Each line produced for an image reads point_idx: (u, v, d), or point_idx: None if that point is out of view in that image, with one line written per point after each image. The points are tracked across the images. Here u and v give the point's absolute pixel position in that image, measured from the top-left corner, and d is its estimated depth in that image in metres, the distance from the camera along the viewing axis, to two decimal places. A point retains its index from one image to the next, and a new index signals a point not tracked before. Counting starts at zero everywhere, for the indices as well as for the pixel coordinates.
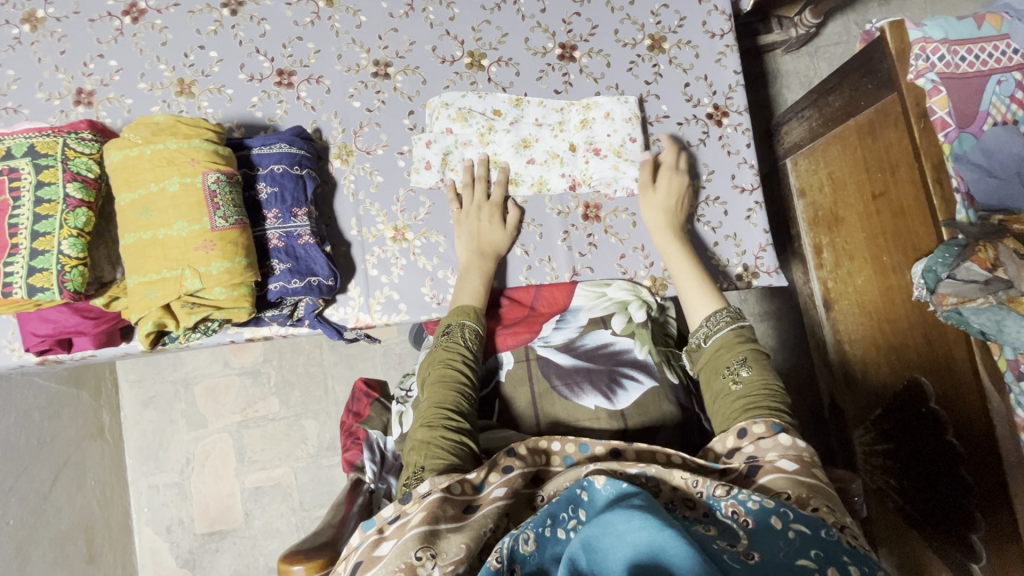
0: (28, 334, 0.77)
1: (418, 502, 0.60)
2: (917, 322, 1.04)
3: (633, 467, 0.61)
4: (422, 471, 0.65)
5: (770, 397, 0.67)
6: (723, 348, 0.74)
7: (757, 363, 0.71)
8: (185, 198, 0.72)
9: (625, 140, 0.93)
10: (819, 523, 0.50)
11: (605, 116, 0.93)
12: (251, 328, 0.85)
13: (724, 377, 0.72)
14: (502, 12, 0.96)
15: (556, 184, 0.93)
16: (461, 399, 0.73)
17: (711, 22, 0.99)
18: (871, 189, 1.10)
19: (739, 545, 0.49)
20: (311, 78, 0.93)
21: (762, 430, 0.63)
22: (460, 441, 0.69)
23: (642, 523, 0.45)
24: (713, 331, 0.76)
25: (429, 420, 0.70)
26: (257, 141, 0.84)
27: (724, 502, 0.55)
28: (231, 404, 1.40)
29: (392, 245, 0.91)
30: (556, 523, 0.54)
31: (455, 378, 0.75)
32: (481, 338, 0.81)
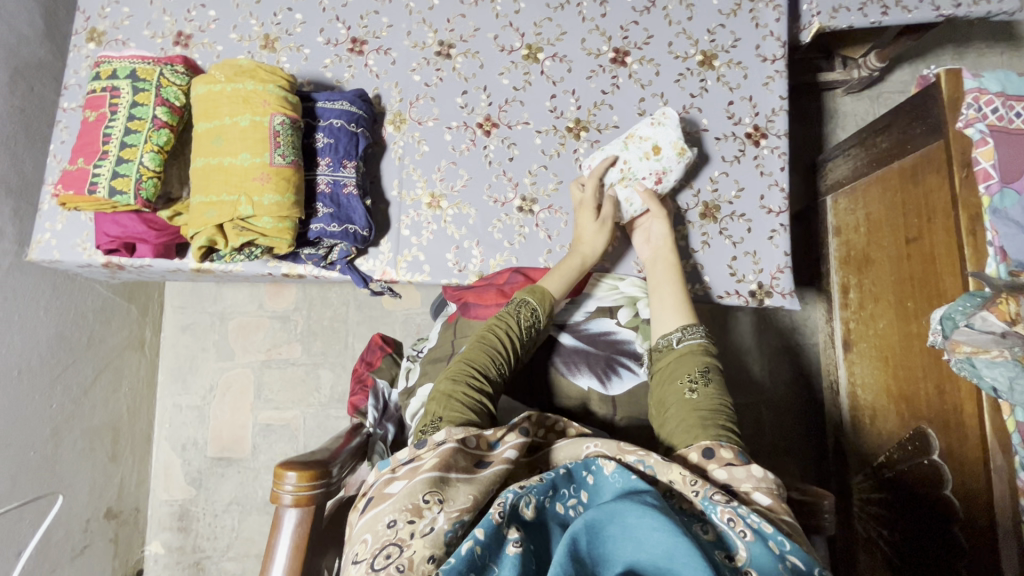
0: (100, 233, 0.87)
1: (430, 448, 0.63)
2: (931, 372, 1.02)
3: (631, 455, 0.62)
4: (440, 421, 0.68)
5: (723, 413, 0.67)
6: (688, 356, 0.73)
7: (715, 376, 0.71)
8: (252, 133, 0.81)
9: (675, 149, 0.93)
10: (813, 560, 0.51)
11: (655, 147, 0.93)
12: (288, 264, 0.94)
13: (682, 384, 0.71)
14: (565, 12, 1.03)
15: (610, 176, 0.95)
16: (494, 370, 0.76)
17: (764, 47, 1.02)
18: (906, 234, 1.10)
19: (735, 562, 0.51)
20: (381, 49, 1.01)
21: (730, 456, 0.61)
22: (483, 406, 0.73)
23: (651, 522, 0.49)
24: (685, 337, 0.75)
25: (455, 374, 0.74)
26: (323, 96, 0.92)
27: (721, 509, 0.54)
28: (258, 343, 1.50)
29: (427, 211, 0.98)
30: (557, 497, 0.57)
31: (492, 343, 0.78)
32: (536, 322, 0.82)
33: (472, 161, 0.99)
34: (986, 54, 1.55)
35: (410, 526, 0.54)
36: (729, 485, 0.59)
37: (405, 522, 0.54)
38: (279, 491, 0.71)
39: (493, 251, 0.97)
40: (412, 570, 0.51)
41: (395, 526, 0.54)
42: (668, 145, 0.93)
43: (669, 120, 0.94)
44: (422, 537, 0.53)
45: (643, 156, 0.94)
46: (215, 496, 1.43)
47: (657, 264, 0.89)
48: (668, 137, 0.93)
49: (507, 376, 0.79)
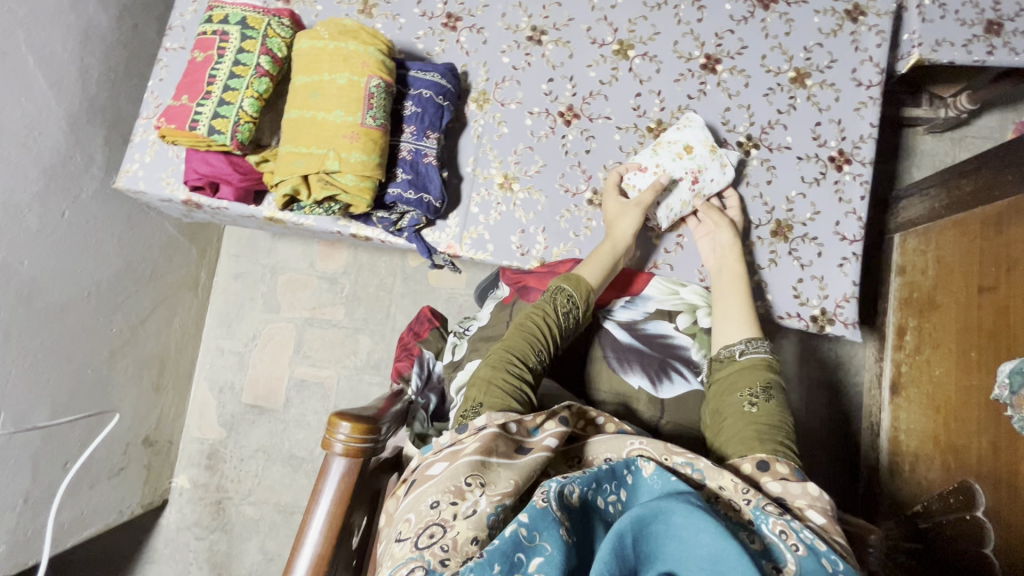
0: (189, 170, 0.90)
1: (471, 433, 0.63)
2: (987, 428, 0.99)
3: (680, 456, 0.61)
4: (482, 408, 0.68)
5: (782, 431, 0.66)
6: (751, 369, 0.72)
7: (777, 394, 0.70)
8: (348, 92, 0.83)
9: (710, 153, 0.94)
10: None
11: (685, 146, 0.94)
12: (357, 225, 0.96)
13: (741, 396, 0.70)
14: (661, 12, 1.02)
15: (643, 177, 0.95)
16: (532, 358, 0.76)
17: (861, 72, 1.00)
18: (979, 282, 1.06)
19: (783, 575, 0.51)
20: (474, 27, 1.03)
21: (786, 472, 0.60)
22: (524, 396, 0.72)
23: (699, 524, 0.49)
24: (749, 350, 0.75)
25: (495, 361, 0.74)
26: (416, 66, 0.94)
27: (773, 520, 0.54)
28: (304, 300, 1.53)
29: (498, 191, 0.99)
30: (599, 491, 0.55)
31: (532, 330, 0.78)
32: (571, 312, 0.81)
33: (548, 148, 1.00)
34: None
35: (452, 507, 0.55)
36: (783, 498, 0.59)
37: (448, 504, 0.55)
38: (332, 439, 0.74)
39: (558, 240, 0.98)
40: (456, 550, 0.52)
41: (438, 507, 0.56)
42: (700, 147, 0.94)
43: (696, 124, 0.96)
44: (464, 518, 0.54)
45: (676, 158, 0.94)
46: (244, 441, 1.48)
47: (723, 275, 0.88)
48: (697, 137, 0.95)
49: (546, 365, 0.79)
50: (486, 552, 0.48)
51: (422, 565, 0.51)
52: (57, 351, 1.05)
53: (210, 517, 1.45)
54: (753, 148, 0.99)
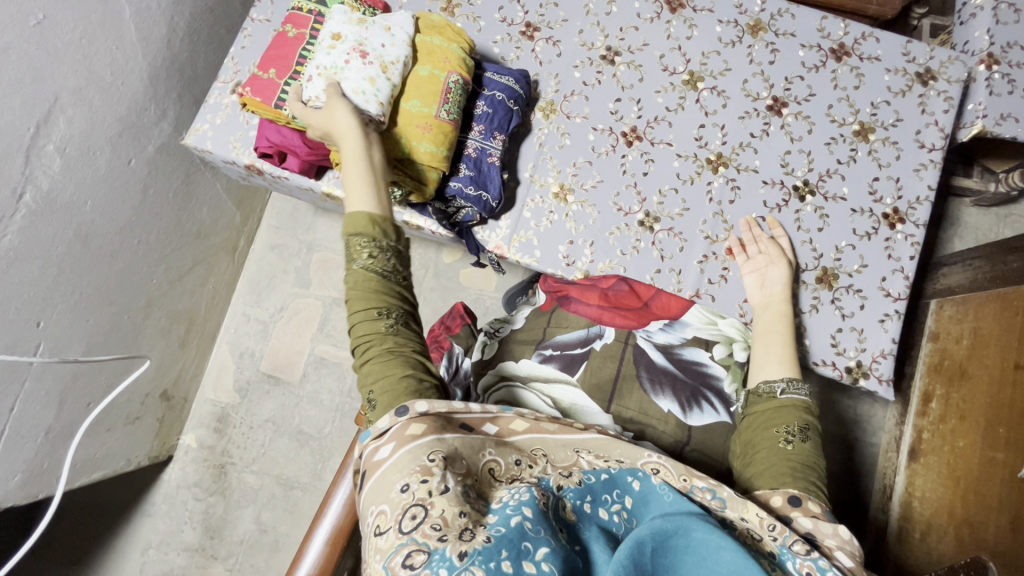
0: (261, 137, 0.93)
1: (412, 416, 0.61)
2: (1008, 505, 0.97)
3: (700, 479, 0.60)
4: (376, 397, 0.65)
5: (816, 474, 0.66)
6: (791, 408, 0.73)
7: (812, 437, 0.71)
8: (427, 84, 0.86)
9: (396, 59, 0.84)
10: None
11: (386, 29, 0.85)
12: (411, 213, 0.98)
13: (777, 432, 0.71)
14: (734, 49, 1.05)
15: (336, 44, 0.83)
16: (388, 316, 0.68)
17: (925, 134, 1.01)
18: (1016, 358, 1.06)
19: None
20: (550, 40, 1.06)
21: (817, 511, 0.60)
22: (412, 359, 0.67)
23: (720, 542, 0.49)
24: (789, 391, 0.75)
25: (360, 348, 0.67)
26: (492, 68, 0.97)
27: (800, 560, 0.53)
28: (335, 280, 1.56)
29: (552, 200, 1.00)
30: (597, 502, 0.57)
31: (369, 296, 0.68)
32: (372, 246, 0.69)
33: (607, 165, 1.01)
34: None
35: (424, 485, 0.53)
36: (812, 535, 0.57)
37: (419, 483, 0.53)
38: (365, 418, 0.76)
39: (604, 256, 1.00)
40: (448, 526, 0.49)
41: (409, 489, 0.53)
42: (348, 27, 0.84)
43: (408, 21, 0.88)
44: (441, 495, 0.52)
45: (330, 51, 0.83)
46: (256, 410, 1.49)
47: (767, 315, 0.89)
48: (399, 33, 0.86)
49: (410, 307, 0.71)
50: (495, 537, 0.46)
51: (421, 549, 0.47)
52: (101, 291, 1.07)
53: (211, 479, 1.46)
54: (808, 193, 1.00)
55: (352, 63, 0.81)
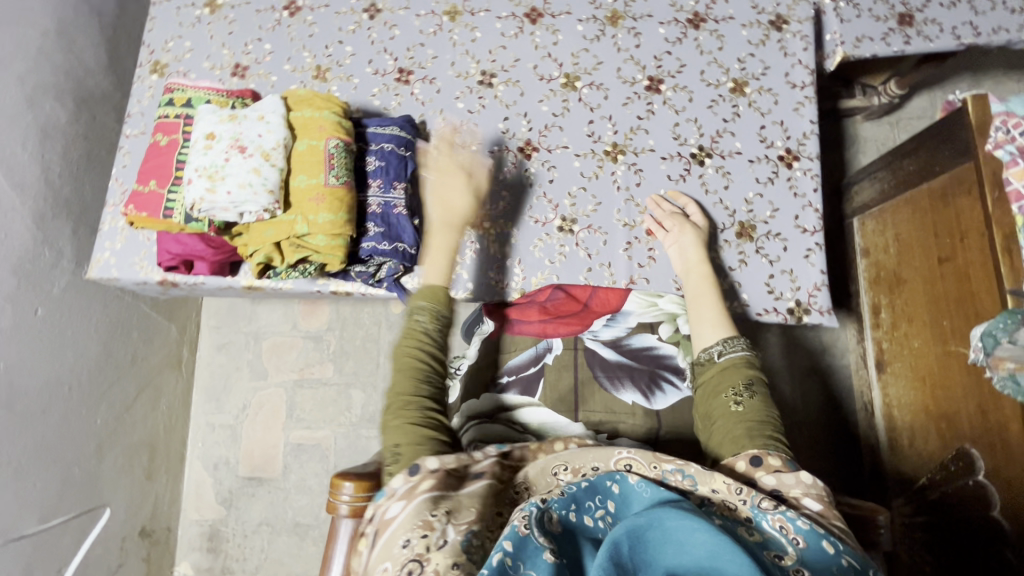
0: (162, 251, 0.91)
1: (424, 473, 0.61)
2: (971, 392, 1.03)
3: (670, 463, 0.60)
4: (397, 453, 0.66)
5: (771, 426, 0.67)
6: (734, 367, 0.73)
7: (760, 387, 0.72)
8: (309, 157, 0.86)
9: (276, 143, 0.83)
10: (867, 563, 0.51)
11: (259, 118, 0.84)
12: (336, 281, 0.96)
13: (725, 396, 0.71)
14: (601, 43, 1.09)
15: (212, 143, 0.81)
16: (426, 382, 0.72)
17: (793, 74, 1.07)
18: (938, 254, 1.12)
19: (786, 562, 0.50)
20: (426, 79, 1.07)
21: (779, 464, 0.61)
22: (436, 422, 0.70)
23: (695, 527, 0.49)
24: (726, 350, 0.75)
25: (394, 406, 0.69)
26: (374, 122, 0.97)
27: (772, 516, 0.54)
28: (291, 362, 1.52)
29: (470, 230, 1.01)
30: (582, 510, 0.56)
31: (415, 363, 0.73)
32: (440, 316, 0.78)
33: (514, 183, 1.03)
34: (1005, 82, 1.58)
35: (424, 540, 0.53)
36: (778, 491, 0.59)
37: (418, 538, 0.53)
38: (336, 501, 0.73)
39: (534, 270, 1.01)
40: None
41: (409, 545, 0.53)
42: (220, 125, 0.82)
43: (278, 101, 0.87)
44: (438, 549, 0.52)
45: (206, 151, 0.81)
46: (246, 517, 1.43)
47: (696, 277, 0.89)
48: (274, 110, 0.86)
49: (444, 380, 0.76)
50: None
51: None
52: (41, 452, 1.02)
53: None
54: (706, 157, 1.03)
55: (233, 160, 0.80)
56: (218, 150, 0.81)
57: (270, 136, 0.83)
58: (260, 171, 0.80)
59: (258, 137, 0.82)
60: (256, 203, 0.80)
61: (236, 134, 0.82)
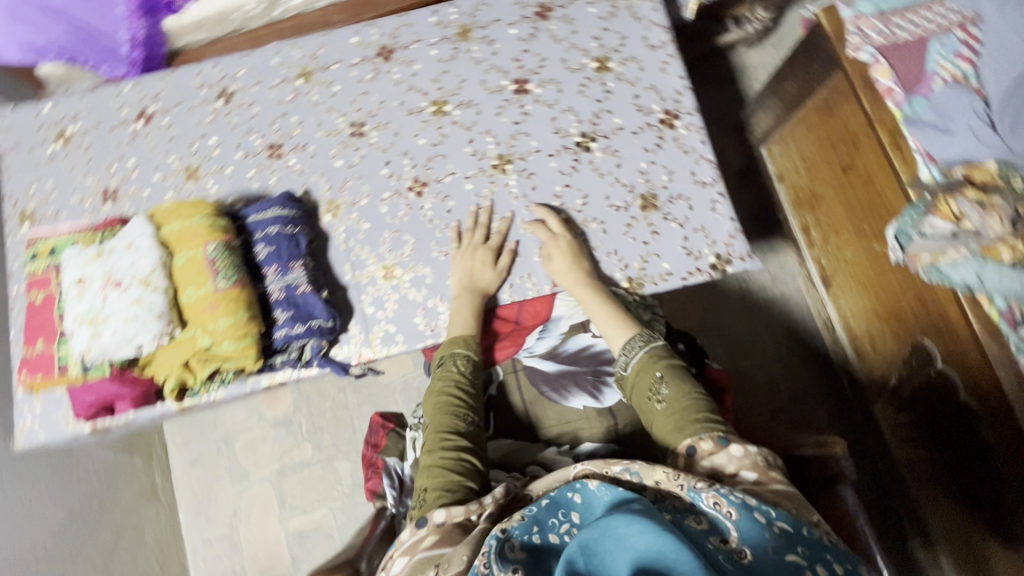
0: (77, 404, 0.87)
1: (430, 527, 0.64)
2: (908, 285, 1.05)
3: (617, 466, 0.66)
4: (425, 496, 0.70)
5: (692, 408, 0.73)
6: (641, 371, 0.80)
7: (672, 375, 0.77)
8: (191, 268, 0.83)
9: (153, 266, 0.81)
10: (803, 522, 0.55)
11: (127, 246, 0.82)
12: (267, 375, 0.92)
13: (649, 399, 0.77)
14: (458, 61, 1.08)
15: (86, 288, 0.79)
16: (459, 422, 0.77)
17: (651, 36, 1.07)
18: (840, 164, 1.14)
19: (730, 543, 0.53)
20: (298, 147, 1.05)
21: (711, 446, 0.67)
22: (464, 466, 0.72)
23: (641, 528, 0.51)
24: (632, 356, 0.82)
25: (428, 446, 0.75)
26: (253, 210, 0.95)
27: (706, 494, 0.57)
28: (268, 454, 1.49)
29: (384, 283, 0.99)
30: (546, 529, 0.60)
31: (450, 403, 0.79)
32: (476, 362, 0.84)
33: (413, 224, 1.01)
34: None
35: None
36: (717, 472, 0.66)
37: None
38: None
39: None
40: None
41: None
42: (88, 266, 0.80)
43: (144, 220, 0.85)
44: None
45: (80, 297, 0.78)
46: None
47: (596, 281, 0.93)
48: (141, 232, 0.83)
49: (481, 423, 0.80)
50: None
51: None
52: None
53: None
54: (591, 142, 1.03)
55: (111, 298, 0.78)
56: (92, 292, 0.78)
57: (143, 261, 0.81)
58: (144, 301, 0.79)
59: (132, 265, 0.80)
60: (148, 333, 0.78)
61: (108, 270, 0.80)
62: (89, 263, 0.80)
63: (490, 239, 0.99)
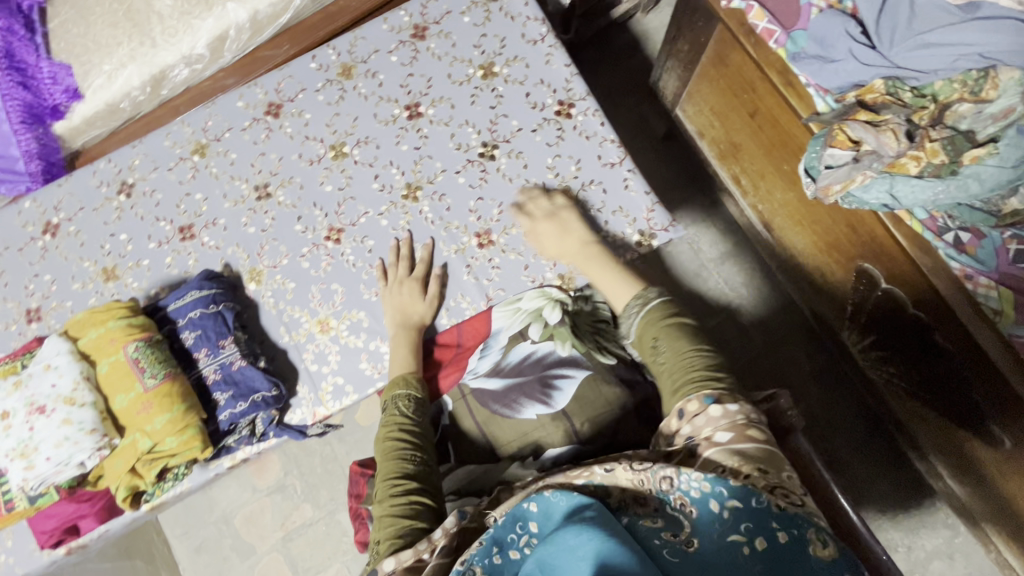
0: (39, 534, 0.88)
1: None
2: (836, 215, 1.05)
3: (580, 478, 0.66)
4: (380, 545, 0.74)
5: (682, 368, 0.75)
6: (642, 333, 0.84)
7: (668, 335, 0.80)
8: (116, 374, 0.82)
9: (75, 383, 0.81)
10: (751, 494, 0.59)
11: (45, 368, 0.82)
12: (227, 457, 0.92)
13: (651, 360, 0.81)
14: (347, 101, 1.07)
15: (14, 420, 0.80)
16: (406, 465, 0.81)
17: (529, 32, 1.06)
18: (747, 111, 1.14)
19: (681, 537, 0.58)
20: (208, 224, 1.04)
21: (696, 406, 0.69)
22: (414, 508, 0.76)
23: (589, 536, 0.52)
24: (633, 320, 0.86)
25: (379, 495, 0.79)
26: (172, 298, 0.95)
27: (673, 495, 0.62)
28: (270, 524, 1.48)
29: (322, 337, 0.97)
30: (506, 548, 0.60)
31: (396, 448, 0.83)
32: (418, 401, 0.89)
33: (339, 272, 1.00)
34: None
35: None
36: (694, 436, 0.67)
37: None
38: None
39: None
40: None
41: None
42: (12, 398, 0.82)
43: (61, 338, 0.85)
44: None
45: (9, 432, 0.80)
46: None
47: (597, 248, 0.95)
48: (58, 351, 0.83)
49: (430, 460, 0.84)
50: None
51: None
52: None
53: None
54: (494, 150, 1.02)
55: (38, 424, 0.79)
56: (19, 423, 0.80)
57: (64, 379, 0.81)
58: (70, 419, 0.79)
59: (52, 386, 0.81)
60: (82, 450, 0.79)
61: (31, 397, 0.81)
62: (14, 395, 0.82)
63: (414, 270, 0.98)
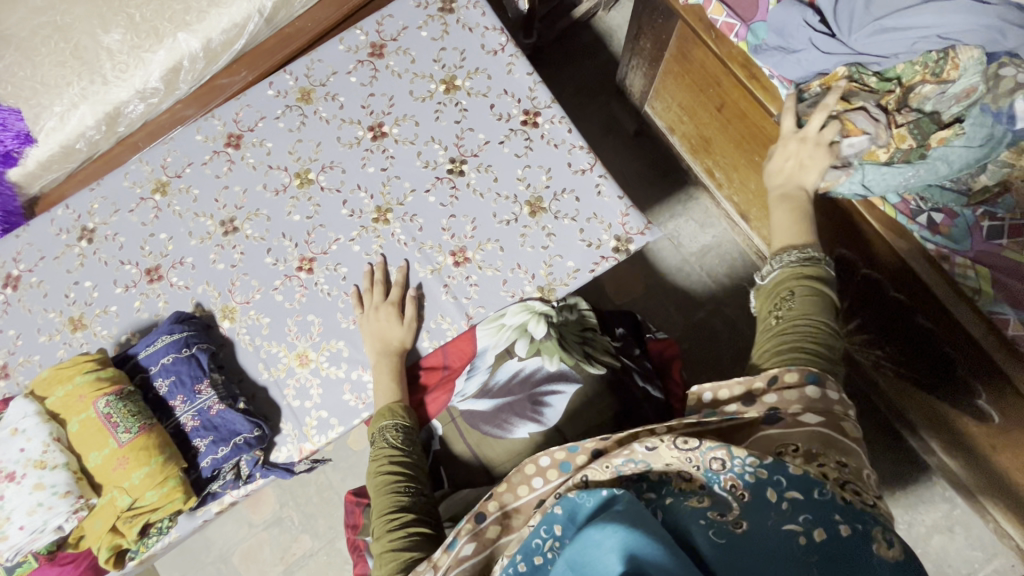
0: None
1: None
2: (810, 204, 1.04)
3: (620, 456, 0.67)
4: None
5: (799, 338, 0.75)
6: (777, 284, 0.81)
7: (805, 299, 0.78)
8: (87, 431, 0.80)
9: (45, 445, 0.79)
10: (815, 484, 0.58)
11: (12, 432, 0.80)
12: (215, 502, 0.93)
13: (771, 313, 0.81)
14: (309, 126, 1.05)
15: None
16: (401, 499, 0.82)
17: (488, 42, 1.05)
18: (714, 105, 1.13)
19: (728, 516, 0.58)
20: (176, 263, 1.01)
21: (796, 378, 0.70)
22: (413, 540, 0.78)
23: (615, 529, 0.51)
24: (775, 267, 0.82)
25: (378, 531, 0.80)
26: (142, 345, 0.93)
27: (723, 477, 0.62)
28: (269, 558, 1.45)
29: (302, 371, 0.95)
30: (533, 555, 0.60)
31: (389, 483, 0.83)
32: (407, 430, 0.88)
33: (314, 303, 0.97)
34: None
35: None
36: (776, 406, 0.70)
37: None
38: None
39: None
40: None
41: None
42: None
43: (26, 398, 0.82)
44: None
45: None
46: None
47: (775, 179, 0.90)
48: (24, 412, 0.81)
49: (424, 488, 0.85)
50: None
51: None
52: None
53: None
54: (462, 166, 1.00)
55: (9, 491, 0.77)
56: None
57: (32, 441, 0.78)
58: (42, 483, 0.77)
59: (20, 450, 0.78)
60: (57, 514, 0.76)
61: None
62: None
63: (390, 294, 0.96)
